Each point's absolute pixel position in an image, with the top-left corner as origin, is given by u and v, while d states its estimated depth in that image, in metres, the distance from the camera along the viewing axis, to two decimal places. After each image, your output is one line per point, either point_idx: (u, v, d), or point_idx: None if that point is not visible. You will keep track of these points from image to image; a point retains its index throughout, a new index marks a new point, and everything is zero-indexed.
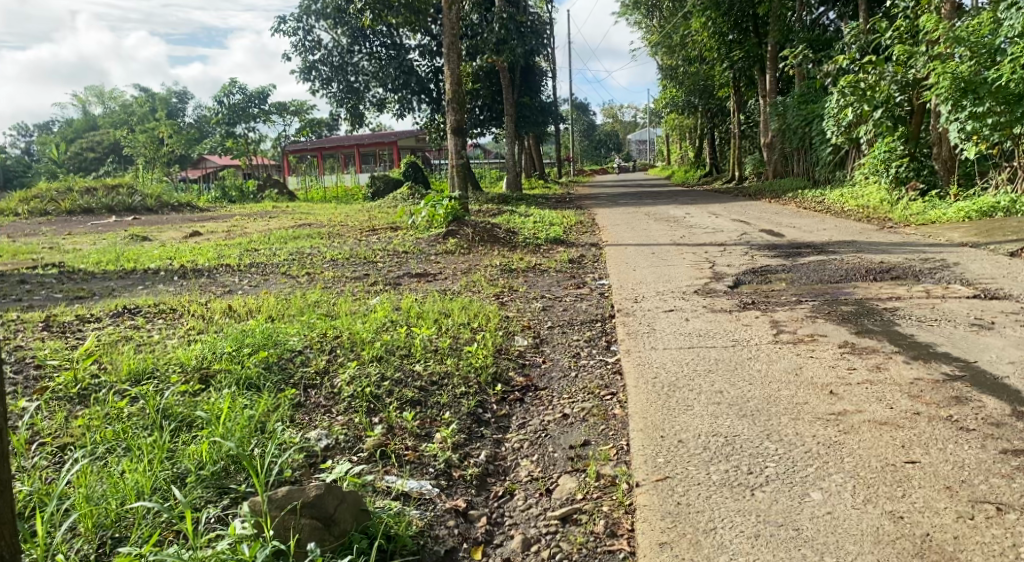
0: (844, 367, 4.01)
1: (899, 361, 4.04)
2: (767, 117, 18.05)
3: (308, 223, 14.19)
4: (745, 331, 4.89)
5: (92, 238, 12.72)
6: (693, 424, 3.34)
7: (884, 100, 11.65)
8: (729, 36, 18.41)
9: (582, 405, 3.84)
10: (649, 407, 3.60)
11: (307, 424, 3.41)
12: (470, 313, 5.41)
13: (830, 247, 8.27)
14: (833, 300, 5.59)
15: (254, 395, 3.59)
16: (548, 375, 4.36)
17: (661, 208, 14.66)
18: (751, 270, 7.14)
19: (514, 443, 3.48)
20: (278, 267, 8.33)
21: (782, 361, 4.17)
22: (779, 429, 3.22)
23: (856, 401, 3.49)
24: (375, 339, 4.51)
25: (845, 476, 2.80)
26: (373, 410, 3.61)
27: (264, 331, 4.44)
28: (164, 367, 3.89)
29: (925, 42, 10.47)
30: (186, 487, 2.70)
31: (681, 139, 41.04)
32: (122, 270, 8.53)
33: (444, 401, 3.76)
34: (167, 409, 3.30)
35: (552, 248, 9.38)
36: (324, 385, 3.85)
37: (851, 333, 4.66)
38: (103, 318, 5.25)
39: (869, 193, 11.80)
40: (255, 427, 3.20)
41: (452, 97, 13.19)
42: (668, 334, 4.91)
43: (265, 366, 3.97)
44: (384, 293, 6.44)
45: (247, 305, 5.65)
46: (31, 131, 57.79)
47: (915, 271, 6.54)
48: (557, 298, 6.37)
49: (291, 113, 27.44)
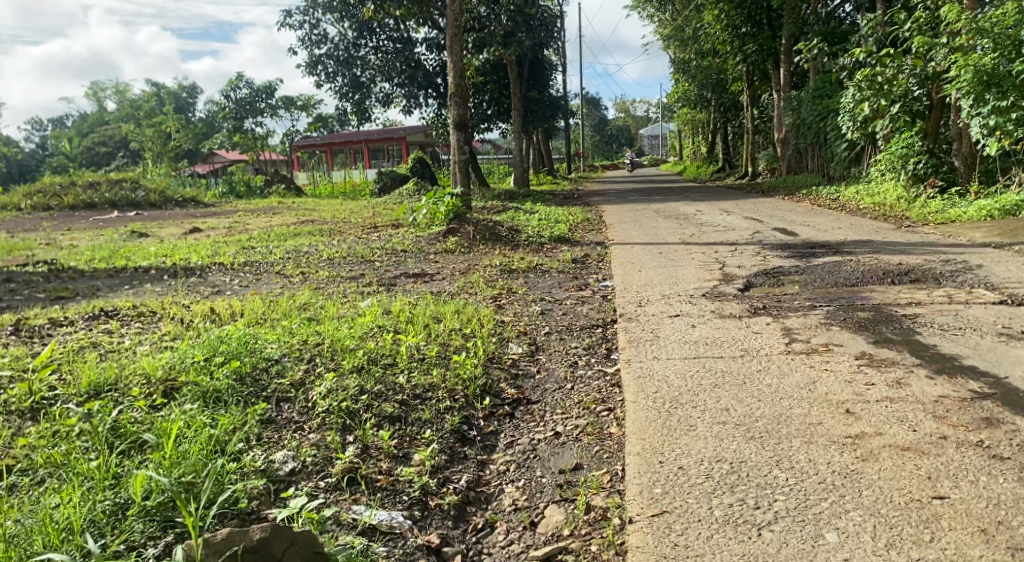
0: (861, 382, 3.68)
1: (921, 376, 3.72)
2: (781, 113, 17.64)
3: (311, 219, 13.92)
4: (755, 339, 4.58)
5: (90, 234, 12.48)
6: (695, 448, 3.05)
7: (901, 95, 11.26)
8: (742, 29, 18.00)
9: (575, 423, 3.55)
10: (648, 426, 3.31)
11: (274, 444, 3.13)
12: (463, 318, 5.12)
13: (846, 247, 7.91)
14: (849, 306, 5.26)
15: (220, 412, 3.32)
16: (542, 387, 4.07)
17: (672, 206, 14.28)
18: (762, 271, 6.85)
19: (500, 465, 3.19)
20: (271, 267, 8.06)
21: (794, 375, 3.85)
22: (791, 455, 2.92)
23: (875, 422, 3.18)
24: (358, 347, 4.23)
25: (865, 514, 2.49)
26: (348, 428, 3.32)
27: (241, 338, 4.17)
28: (127, 378, 3.62)
29: (945, 34, 10.08)
30: (124, 522, 2.44)
31: (692, 133, 40.39)
32: (112, 269, 8.26)
33: (427, 417, 3.48)
34: (121, 427, 3.04)
35: (555, 247, 9.06)
36: (298, 398, 3.56)
37: (869, 342, 4.35)
38: (77, 321, 5.00)
39: (886, 190, 11.43)
40: (214, 448, 2.94)
41: (455, 91, 12.86)
42: (673, 342, 4.60)
43: (237, 378, 3.68)
44: (376, 296, 6.16)
45: (230, 308, 5.37)
46: (45, 125, 58.14)
47: (936, 274, 6.20)
48: (558, 301, 6.09)
49: (299, 108, 27.15)
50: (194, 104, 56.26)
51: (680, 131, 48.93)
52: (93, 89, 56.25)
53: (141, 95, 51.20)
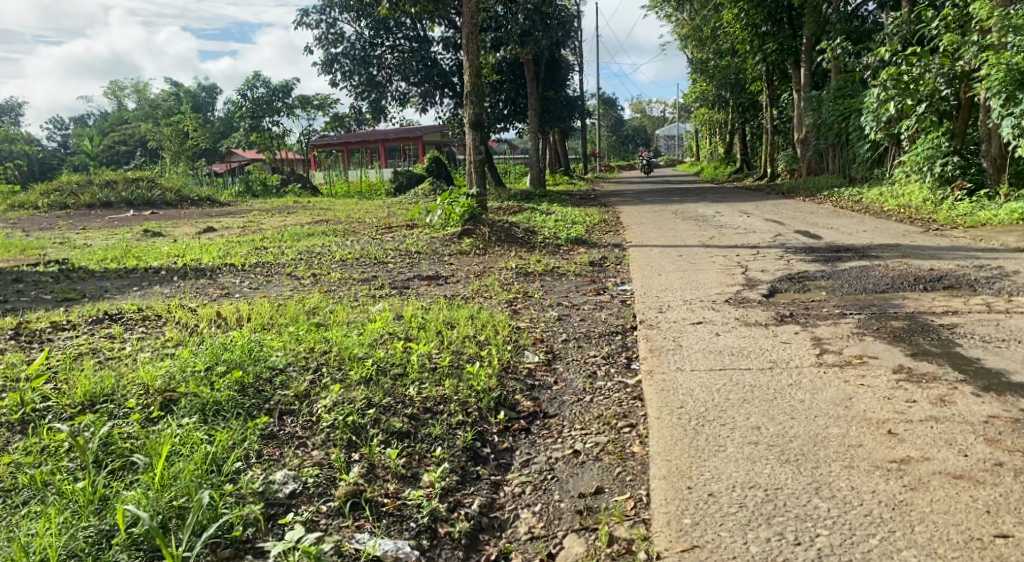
0: (901, 399, 3.44)
1: (966, 393, 3.46)
2: (802, 113, 17.31)
3: (325, 219, 13.74)
4: (784, 349, 4.33)
5: (104, 233, 12.40)
6: (726, 471, 2.85)
7: (928, 94, 10.89)
8: (763, 28, 17.62)
9: (595, 440, 3.34)
10: (673, 446, 3.10)
11: (275, 461, 2.94)
12: (477, 324, 4.92)
13: (872, 251, 7.62)
14: (881, 315, 5.00)
15: (218, 427, 3.13)
16: (559, 400, 3.85)
17: (691, 207, 14.00)
18: (787, 276, 6.59)
19: (515, 487, 3.00)
20: (283, 268, 7.88)
21: (829, 390, 3.60)
22: (832, 481, 2.72)
23: (920, 444, 2.95)
24: (366, 356, 4.03)
25: (919, 555, 2.31)
26: (354, 445, 3.12)
27: (245, 345, 3.97)
28: (124, 389, 3.44)
29: (975, 31, 9.74)
30: (108, 552, 2.30)
31: (711, 135, 39.99)
32: (123, 269, 8.14)
33: (437, 434, 3.27)
34: (112, 443, 2.87)
35: (572, 249, 8.84)
36: (302, 412, 3.36)
37: (906, 354, 4.10)
38: (80, 326, 4.84)
39: (911, 193, 11.10)
40: (209, 468, 2.75)
41: (471, 90, 12.63)
42: (697, 352, 4.37)
43: (238, 389, 3.49)
44: (388, 299, 5.97)
45: (237, 312, 5.19)
46: (65, 124, 58.60)
47: (970, 281, 5.92)
48: (575, 306, 5.87)
49: (315, 107, 27.03)
50: (212, 103, 56.41)
51: (697, 132, 48.23)
52: (112, 88, 56.56)
53: (160, 95, 51.47)
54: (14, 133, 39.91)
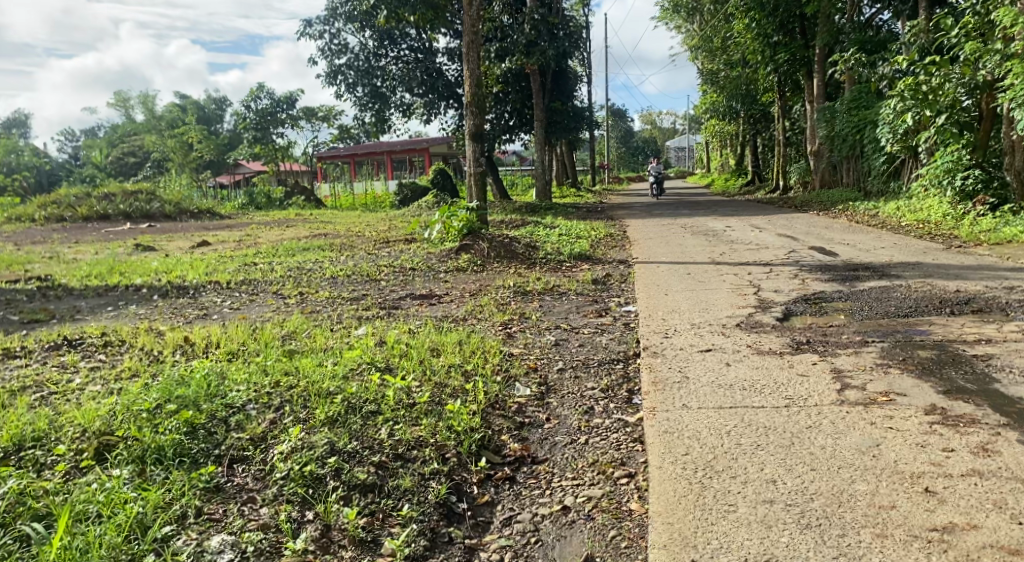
0: (937, 448, 3.01)
1: (1012, 440, 3.04)
2: (815, 125, 16.91)
3: (323, 232, 13.39)
4: (801, 383, 3.90)
5: (97, 247, 12.02)
6: (737, 539, 2.48)
7: (948, 105, 10.48)
8: (774, 38, 17.20)
9: (587, 493, 2.93)
10: (677, 503, 2.71)
11: (215, 521, 2.57)
12: (465, 352, 4.51)
13: (892, 270, 7.17)
14: (906, 343, 4.56)
15: (155, 479, 2.75)
16: (551, 441, 3.44)
17: (700, 220, 13.58)
18: (802, 297, 6.17)
19: (492, 553, 2.61)
20: (269, 286, 7.51)
21: (855, 435, 3.17)
22: (862, 555, 2.36)
23: (964, 507, 2.55)
24: (337, 392, 3.60)
25: None
26: (308, 501, 2.73)
27: (202, 378, 3.57)
28: (57, 432, 3.06)
29: (999, 39, 9.34)
30: None
31: (722, 148, 39.49)
32: (103, 286, 7.77)
33: (407, 486, 2.86)
34: (22, 502, 2.50)
35: (575, 266, 8.44)
36: (255, 459, 2.98)
37: (939, 391, 3.66)
38: (32, 354, 4.45)
39: (930, 207, 10.62)
40: (130, 537, 2.38)
41: (474, 100, 12.20)
42: (704, 386, 3.94)
43: (187, 431, 3.09)
44: (372, 322, 5.57)
45: (207, 337, 4.79)
46: (77, 136, 58.86)
47: (1001, 304, 5.48)
48: (574, 329, 5.44)
49: (320, 119, 26.78)
50: (219, 115, 56.45)
51: (707, 145, 47.91)
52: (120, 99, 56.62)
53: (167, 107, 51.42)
54: (23, 145, 39.94)
